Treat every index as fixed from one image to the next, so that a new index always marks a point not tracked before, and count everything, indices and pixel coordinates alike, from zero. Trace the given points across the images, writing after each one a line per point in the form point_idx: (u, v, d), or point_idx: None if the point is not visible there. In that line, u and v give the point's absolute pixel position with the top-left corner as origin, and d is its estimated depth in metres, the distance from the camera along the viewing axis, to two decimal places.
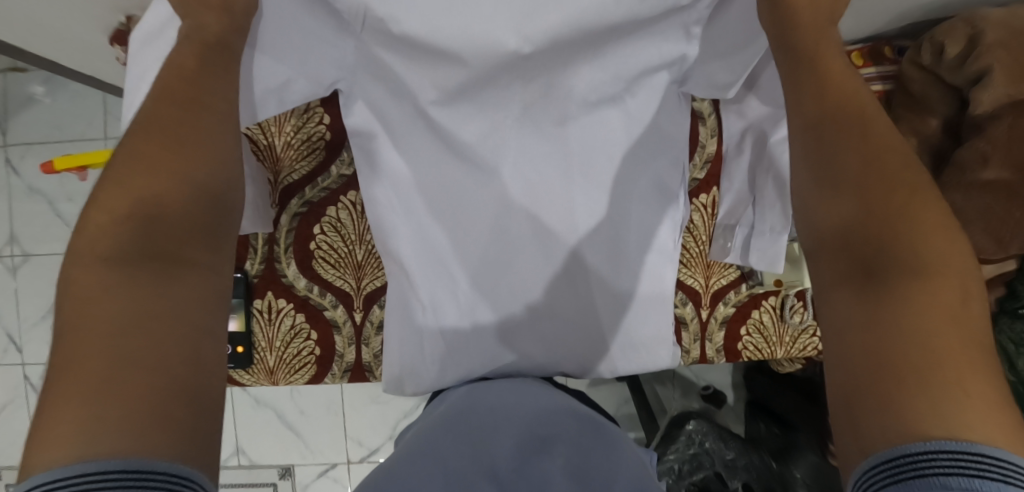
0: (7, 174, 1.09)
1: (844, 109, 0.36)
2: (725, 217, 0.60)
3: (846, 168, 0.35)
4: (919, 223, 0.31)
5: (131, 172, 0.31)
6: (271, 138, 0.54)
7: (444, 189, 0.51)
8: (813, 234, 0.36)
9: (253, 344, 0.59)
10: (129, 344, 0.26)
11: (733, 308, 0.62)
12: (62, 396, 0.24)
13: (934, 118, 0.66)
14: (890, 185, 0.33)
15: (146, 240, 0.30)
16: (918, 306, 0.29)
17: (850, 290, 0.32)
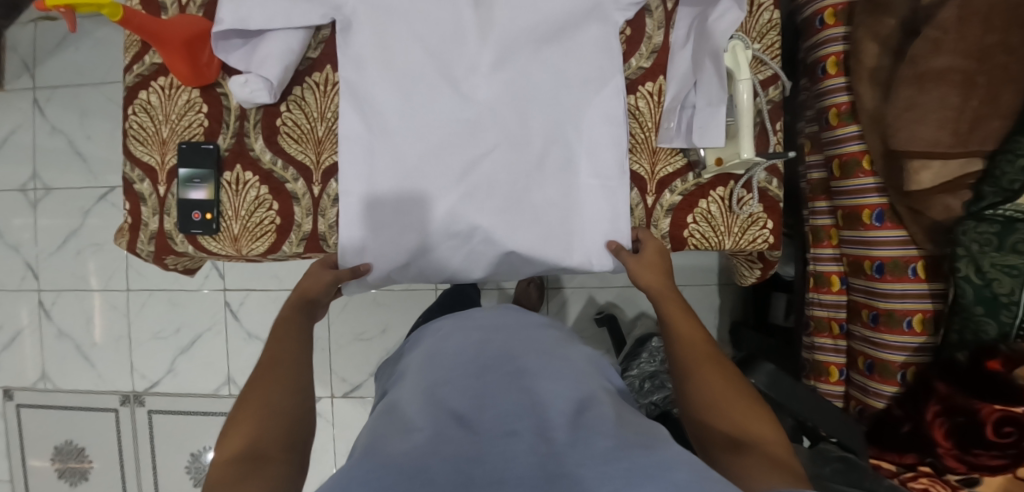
0: (34, 115, 1.21)
1: (703, 360, 0.50)
2: (671, 101, 0.60)
3: (709, 378, 0.49)
4: (696, 344, 0.53)
5: (269, 363, 0.50)
6: (303, 92, 0.63)
7: (412, 111, 0.59)
8: (690, 390, 0.49)
9: (220, 213, 0.63)
10: (271, 400, 0.46)
11: (679, 197, 0.62)
12: (248, 415, 0.45)
13: (892, 20, 0.65)
14: (733, 406, 0.46)
15: (273, 393, 0.47)
16: (706, 370, 0.49)
17: (722, 446, 0.45)
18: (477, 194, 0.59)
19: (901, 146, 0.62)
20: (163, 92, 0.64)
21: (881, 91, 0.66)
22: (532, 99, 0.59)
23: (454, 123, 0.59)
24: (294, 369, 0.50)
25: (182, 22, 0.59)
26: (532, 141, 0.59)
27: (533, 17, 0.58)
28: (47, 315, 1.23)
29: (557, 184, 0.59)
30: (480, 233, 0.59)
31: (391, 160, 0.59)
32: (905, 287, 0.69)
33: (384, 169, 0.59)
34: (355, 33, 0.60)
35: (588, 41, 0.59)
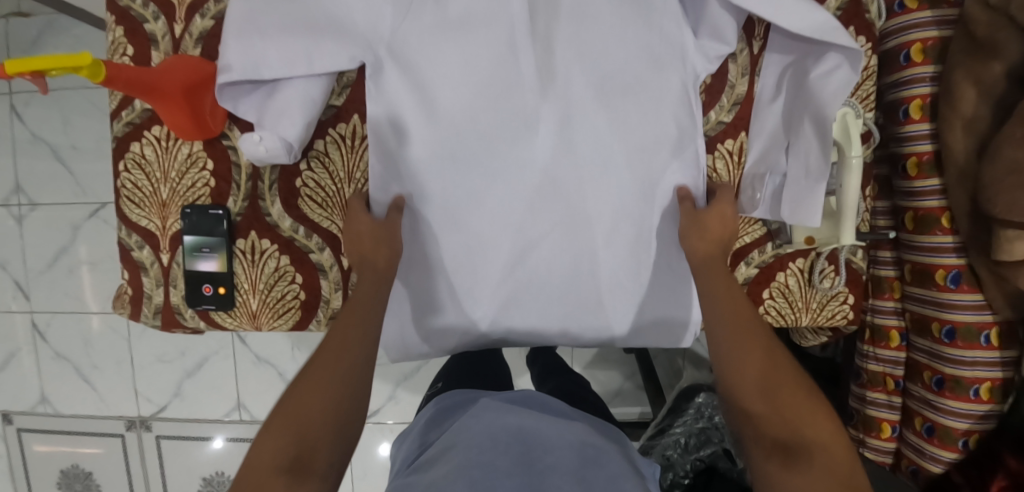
0: (9, 121, 1.08)
1: (744, 325, 0.44)
2: (753, 167, 0.54)
3: (761, 376, 0.42)
4: (782, 404, 0.41)
5: (313, 384, 0.41)
6: (325, 146, 0.54)
7: (465, 181, 0.54)
8: (736, 372, 0.43)
9: (235, 286, 0.56)
10: (292, 431, 0.39)
11: (756, 270, 0.56)
12: (265, 455, 0.38)
13: (1000, 65, 0.57)
14: (792, 409, 0.41)
15: (301, 441, 0.39)
16: (757, 358, 0.43)
17: (777, 464, 0.39)
18: (535, 274, 0.56)
19: (999, 213, 0.57)
20: (160, 144, 0.54)
21: (977, 146, 0.59)
22: (593, 171, 0.54)
23: (514, 198, 0.55)
24: (343, 393, 0.41)
25: (182, 69, 0.49)
26: (598, 221, 0.55)
27: (603, 83, 0.53)
28: (42, 338, 1.14)
29: (623, 261, 0.57)
30: (534, 309, 0.58)
31: (439, 237, 0.56)
32: (976, 354, 0.64)
33: (438, 244, 0.56)
34: (393, 86, 0.52)
35: (665, 105, 0.53)
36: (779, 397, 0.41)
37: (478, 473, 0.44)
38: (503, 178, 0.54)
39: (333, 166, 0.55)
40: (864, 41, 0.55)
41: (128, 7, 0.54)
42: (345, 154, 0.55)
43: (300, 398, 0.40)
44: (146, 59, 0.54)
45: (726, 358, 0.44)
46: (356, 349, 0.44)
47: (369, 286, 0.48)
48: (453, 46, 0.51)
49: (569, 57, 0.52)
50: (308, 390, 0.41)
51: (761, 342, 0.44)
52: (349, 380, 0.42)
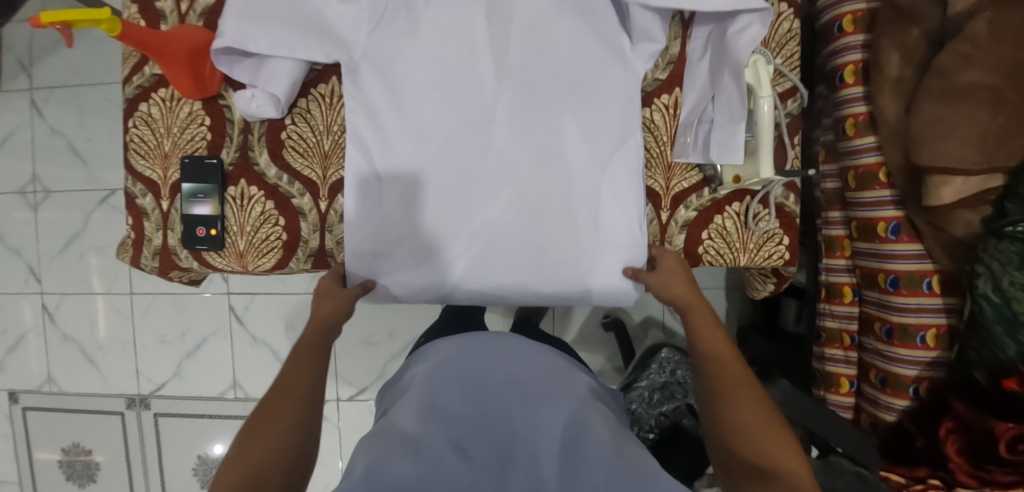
0: (32, 116, 1.19)
1: (722, 352, 0.52)
2: (687, 115, 0.59)
3: (733, 388, 0.48)
4: (753, 419, 0.46)
5: (281, 392, 0.49)
6: (309, 105, 0.61)
7: (433, 162, 0.59)
8: (717, 388, 0.49)
9: (225, 228, 0.62)
10: (269, 429, 0.45)
11: (694, 213, 0.61)
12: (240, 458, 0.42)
13: (916, 29, 0.63)
14: (761, 426, 0.45)
15: (280, 432, 0.45)
16: (736, 378, 0.49)
17: (750, 478, 0.43)
18: (494, 243, 0.60)
19: (926, 161, 0.60)
20: (165, 104, 0.63)
21: (903, 102, 0.64)
22: (542, 145, 0.59)
23: (473, 181, 0.59)
24: (306, 395, 0.49)
25: (185, 36, 0.58)
26: (551, 197, 0.59)
27: (554, 75, 0.58)
28: (51, 320, 1.22)
29: (573, 219, 0.59)
30: (495, 277, 0.61)
31: (401, 214, 0.60)
32: (920, 301, 0.68)
33: (408, 220, 0.60)
34: (368, 83, 0.59)
35: (607, 82, 0.58)
36: (759, 432, 0.45)
37: (455, 430, 0.44)
38: (462, 166, 0.59)
39: (314, 122, 0.61)
40: (787, 7, 0.60)
41: None
42: (324, 114, 0.61)
43: (269, 412, 0.47)
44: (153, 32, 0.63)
45: (713, 372, 0.50)
46: (318, 361, 0.53)
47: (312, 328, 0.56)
48: (414, 45, 0.58)
49: (522, 53, 0.58)
50: (277, 399, 0.48)
51: (740, 377, 0.49)
52: (309, 391, 0.49)
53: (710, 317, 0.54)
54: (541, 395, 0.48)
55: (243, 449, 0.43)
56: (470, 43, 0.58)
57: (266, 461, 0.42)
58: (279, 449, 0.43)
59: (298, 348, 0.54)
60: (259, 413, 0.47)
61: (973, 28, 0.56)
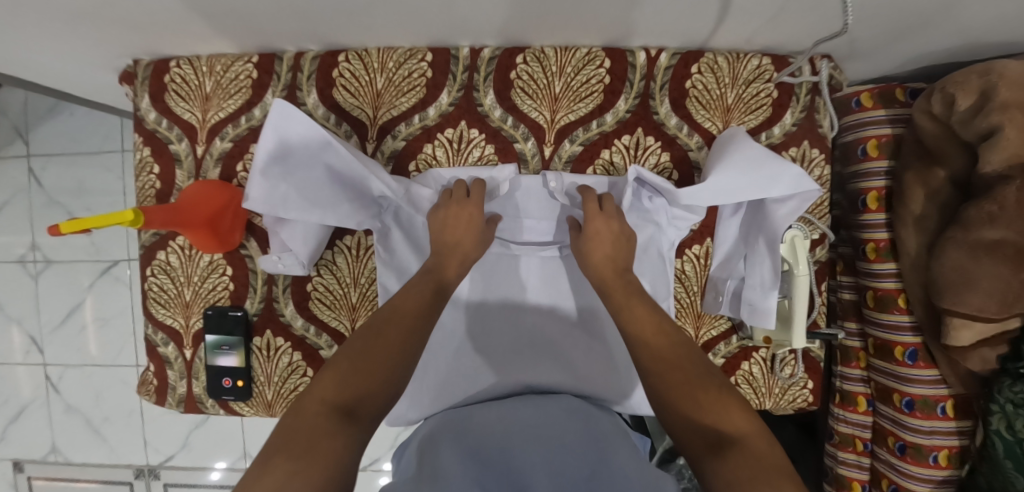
0: (29, 184, 1.14)
1: (675, 360, 0.45)
2: (716, 271, 0.60)
3: (696, 385, 0.43)
4: (726, 408, 0.41)
5: (360, 353, 0.43)
6: (335, 262, 0.60)
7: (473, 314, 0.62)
8: (667, 377, 0.45)
9: (253, 379, 0.61)
10: (350, 381, 0.40)
11: (723, 360, 0.62)
12: (284, 450, 0.34)
13: (943, 172, 0.63)
14: (719, 409, 0.41)
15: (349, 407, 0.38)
16: (691, 383, 0.43)
17: (713, 456, 0.38)
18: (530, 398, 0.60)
19: (945, 302, 0.62)
20: (183, 252, 0.61)
21: (926, 239, 0.65)
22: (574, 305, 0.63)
23: (507, 350, 0.62)
24: (401, 358, 0.43)
25: (204, 197, 0.56)
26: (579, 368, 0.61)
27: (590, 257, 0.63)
28: (54, 390, 1.18)
29: (606, 372, 0.61)
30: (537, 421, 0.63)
31: (440, 375, 0.61)
32: (934, 424, 0.70)
33: (436, 373, 0.61)
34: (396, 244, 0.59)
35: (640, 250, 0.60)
36: (716, 408, 0.41)
37: (489, 463, 0.43)
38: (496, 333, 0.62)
39: (342, 277, 0.60)
40: (817, 154, 0.62)
41: (155, 130, 0.61)
42: (358, 272, 0.61)
43: (364, 353, 0.42)
44: (171, 176, 0.61)
45: (658, 368, 0.45)
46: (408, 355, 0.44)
47: (402, 317, 0.46)
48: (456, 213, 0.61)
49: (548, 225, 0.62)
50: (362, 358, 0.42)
51: (714, 403, 0.42)
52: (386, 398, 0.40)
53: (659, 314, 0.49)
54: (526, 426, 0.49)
55: (284, 446, 0.34)
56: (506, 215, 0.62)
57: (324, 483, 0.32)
58: (329, 463, 0.33)
59: (372, 328, 0.45)
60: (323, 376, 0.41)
61: (1003, 191, 0.56)
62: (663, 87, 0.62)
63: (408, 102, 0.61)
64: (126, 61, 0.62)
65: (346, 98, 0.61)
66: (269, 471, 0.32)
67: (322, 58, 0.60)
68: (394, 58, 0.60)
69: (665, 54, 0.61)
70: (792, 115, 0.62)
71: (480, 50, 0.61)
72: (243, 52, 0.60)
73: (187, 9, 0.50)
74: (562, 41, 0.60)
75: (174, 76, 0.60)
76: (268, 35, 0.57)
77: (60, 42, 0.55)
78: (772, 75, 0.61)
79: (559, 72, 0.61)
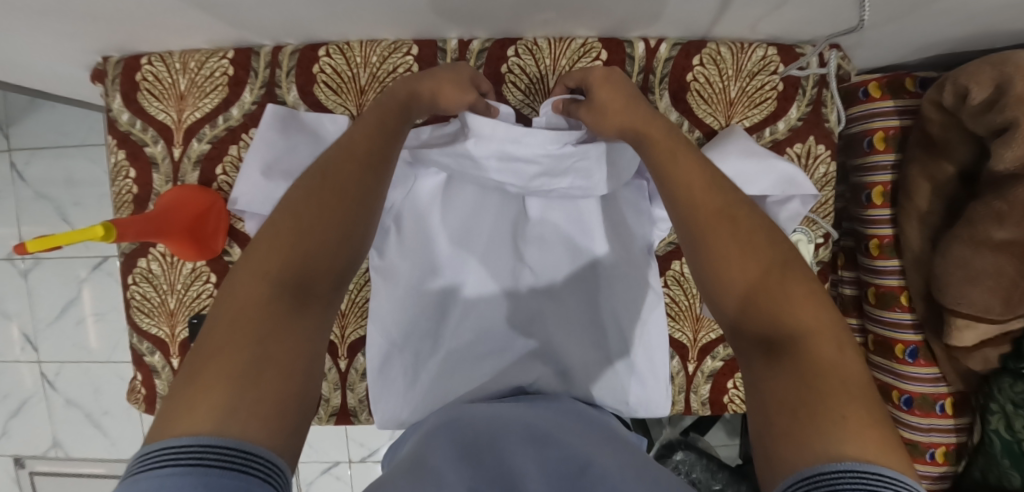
0: (11, 178, 1.10)
1: (727, 222, 0.40)
2: None
3: (756, 258, 0.38)
4: (772, 285, 0.36)
5: (307, 209, 0.37)
6: None
7: (465, 302, 0.61)
8: (720, 247, 0.39)
9: None
10: (301, 242, 0.35)
11: (721, 362, 0.63)
12: (226, 328, 0.30)
13: (949, 165, 0.61)
14: (768, 289, 0.36)
15: (298, 274, 0.34)
16: (737, 255, 0.38)
17: (758, 357, 0.35)
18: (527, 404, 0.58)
19: (948, 302, 0.61)
20: (165, 259, 0.59)
21: (930, 235, 0.63)
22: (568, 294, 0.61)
23: (499, 343, 0.61)
24: (349, 210, 0.38)
25: (180, 200, 0.54)
26: (575, 375, 0.59)
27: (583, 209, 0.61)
28: (52, 386, 1.17)
29: (600, 366, 0.60)
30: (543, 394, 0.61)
31: (435, 371, 0.60)
32: (932, 421, 0.69)
33: (427, 364, 0.61)
34: (393, 245, 0.60)
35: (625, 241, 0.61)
36: (792, 295, 0.36)
37: (474, 452, 0.42)
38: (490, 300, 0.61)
39: None
40: (823, 150, 0.59)
41: (129, 131, 0.58)
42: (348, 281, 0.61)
43: (309, 209, 0.36)
44: (147, 181, 0.58)
45: (704, 247, 0.40)
46: (358, 211, 0.38)
47: (352, 173, 0.40)
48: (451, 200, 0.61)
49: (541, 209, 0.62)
50: (308, 211, 0.36)
51: (763, 288, 0.37)
52: (335, 260, 0.36)
53: (694, 161, 0.44)
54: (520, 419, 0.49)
55: (218, 339, 0.30)
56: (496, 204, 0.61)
57: (283, 370, 0.30)
58: (282, 358, 0.31)
59: (317, 183, 0.39)
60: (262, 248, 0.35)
61: (1014, 189, 0.53)
62: (662, 81, 0.59)
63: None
64: (96, 58, 0.58)
65: (327, 96, 0.58)
66: (205, 370, 0.28)
67: (301, 52, 0.57)
68: (378, 52, 0.57)
69: (665, 45, 0.58)
70: (798, 109, 0.59)
71: (469, 42, 0.58)
72: (218, 47, 0.57)
73: (150, 4, 0.47)
74: (556, 31, 0.57)
75: (147, 74, 0.57)
76: (243, 29, 0.53)
77: (21, 42, 0.52)
78: (778, 66, 0.58)
79: (553, 66, 0.58)
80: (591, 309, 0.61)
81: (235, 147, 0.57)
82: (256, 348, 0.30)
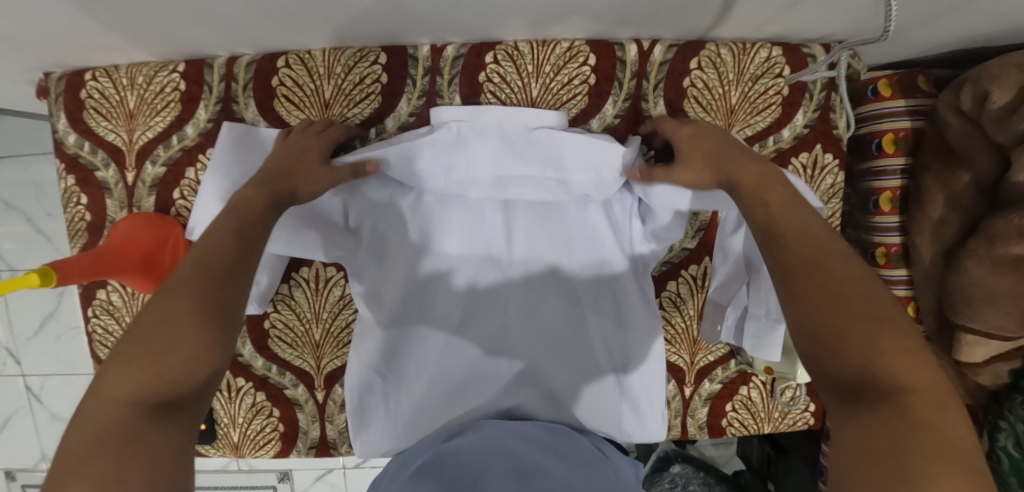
0: None
1: (815, 253, 0.35)
2: (715, 296, 0.55)
3: (853, 291, 0.32)
4: (879, 324, 0.31)
5: (149, 314, 0.33)
6: (303, 302, 0.57)
7: (444, 327, 0.54)
8: (807, 280, 0.34)
9: (215, 421, 0.59)
10: (161, 348, 0.32)
11: (719, 385, 0.60)
12: (81, 457, 0.26)
13: (967, 175, 0.57)
14: (872, 322, 0.31)
15: (163, 380, 0.30)
16: (859, 286, 0.33)
17: (838, 406, 0.30)
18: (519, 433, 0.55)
19: (961, 318, 0.57)
20: (125, 291, 0.55)
21: (942, 248, 0.59)
22: (561, 315, 0.55)
23: (483, 366, 0.55)
24: (211, 301, 0.35)
25: (140, 232, 0.51)
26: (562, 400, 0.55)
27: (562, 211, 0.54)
28: (37, 400, 1.15)
29: (590, 385, 0.55)
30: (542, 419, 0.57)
31: (420, 403, 0.54)
32: None
33: (407, 397, 0.55)
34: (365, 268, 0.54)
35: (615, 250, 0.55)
36: (880, 343, 0.30)
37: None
38: (464, 322, 0.54)
39: (304, 316, 0.57)
40: (830, 159, 0.55)
41: (77, 154, 0.53)
42: (324, 309, 0.58)
43: (164, 314, 0.33)
44: (101, 208, 0.54)
45: (797, 270, 0.35)
46: (214, 303, 0.35)
47: (195, 272, 0.36)
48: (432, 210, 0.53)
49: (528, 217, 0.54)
50: (158, 317, 0.33)
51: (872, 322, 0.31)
52: (207, 358, 0.33)
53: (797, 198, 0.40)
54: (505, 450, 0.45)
55: (71, 472, 0.25)
56: (478, 214, 0.53)
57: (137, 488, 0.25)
58: (142, 476, 0.26)
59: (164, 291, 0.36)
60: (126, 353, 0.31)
61: None
62: (656, 87, 0.54)
63: (363, 111, 0.54)
64: (36, 73, 0.53)
65: (290, 111, 0.53)
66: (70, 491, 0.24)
67: (258, 63, 0.52)
68: (342, 61, 0.52)
69: (659, 47, 0.53)
70: (804, 115, 0.54)
71: (443, 48, 0.53)
72: (167, 59, 0.52)
73: (81, 22, 0.42)
74: (539, 35, 0.52)
75: (92, 91, 0.52)
76: (193, 42, 0.48)
77: None
78: (784, 69, 0.53)
79: (536, 73, 0.53)
80: (575, 334, 0.55)
81: (192, 169, 0.53)
82: (114, 471, 0.26)
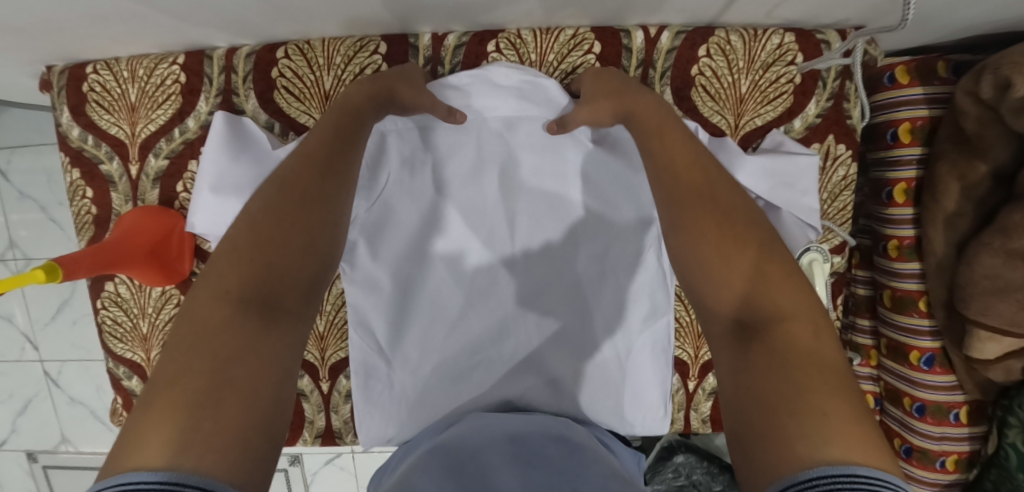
0: None
1: (689, 188, 0.37)
2: None
3: (721, 227, 0.34)
4: (747, 262, 0.32)
5: (269, 207, 0.32)
6: None
7: (449, 310, 0.56)
8: (675, 222, 0.36)
9: None
10: (276, 243, 0.31)
11: (724, 379, 0.61)
12: (196, 342, 0.26)
13: (984, 165, 0.55)
14: (743, 258, 0.32)
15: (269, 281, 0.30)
16: (714, 220, 0.34)
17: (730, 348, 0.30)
18: None
19: (972, 313, 0.56)
20: (132, 282, 0.56)
21: (955, 240, 0.58)
22: (566, 300, 0.56)
23: (482, 348, 0.56)
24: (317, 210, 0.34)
25: (143, 226, 0.52)
26: (563, 387, 0.56)
27: (569, 192, 0.55)
28: (56, 384, 1.18)
29: (589, 373, 0.56)
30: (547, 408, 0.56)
31: (423, 387, 0.55)
32: (945, 430, 0.66)
33: (410, 380, 0.55)
34: (365, 262, 0.54)
35: (621, 238, 0.55)
36: (761, 282, 0.31)
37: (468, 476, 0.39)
38: (465, 308, 0.56)
39: None
40: (843, 150, 0.54)
41: (81, 148, 0.54)
42: (328, 301, 0.58)
43: (276, 207, 0.33)
44: (106, 201, 0.55)
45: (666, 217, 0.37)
46: (318, 210, 0.34)
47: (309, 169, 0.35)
48: (439, 195, 0.54)
49: (533, 201, 0.55)
50: (276, 209, 0.32)
51: (738, 260, 0.32)
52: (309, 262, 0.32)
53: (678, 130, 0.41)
54: (513, 430, 0.47)
55: (184, 356, 0.26)
56: (486, 206, 0.55)
57: (254, 384, 0.26)
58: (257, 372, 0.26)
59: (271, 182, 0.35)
60: (227, 253, 0.30)
61: None
62: (664, 76, 0.53)
63: None
64: (40, 67, 0.53)
65: (290, 103, 0.53)
66: (171, 385, 0.24)
67: (257, 54, 0.51)
68: (342, 51, 0.51)
69: (667, 34, 0.51)
70: (817, 105, 0.53)
71: (444, 36, 0.52)
72: (167, 51, 0.51)
73: (75, 15, 0.41)
74: (542, 22, 0.50)
75: (94, 84, 0.52)
76: (192, 33, 0.48)
77: None
78: (796, 56, 0.51)
79: (540, 61, 0.52)
80: (577, 318, 0.56)
81: (195, 162, 0.54)
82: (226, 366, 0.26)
